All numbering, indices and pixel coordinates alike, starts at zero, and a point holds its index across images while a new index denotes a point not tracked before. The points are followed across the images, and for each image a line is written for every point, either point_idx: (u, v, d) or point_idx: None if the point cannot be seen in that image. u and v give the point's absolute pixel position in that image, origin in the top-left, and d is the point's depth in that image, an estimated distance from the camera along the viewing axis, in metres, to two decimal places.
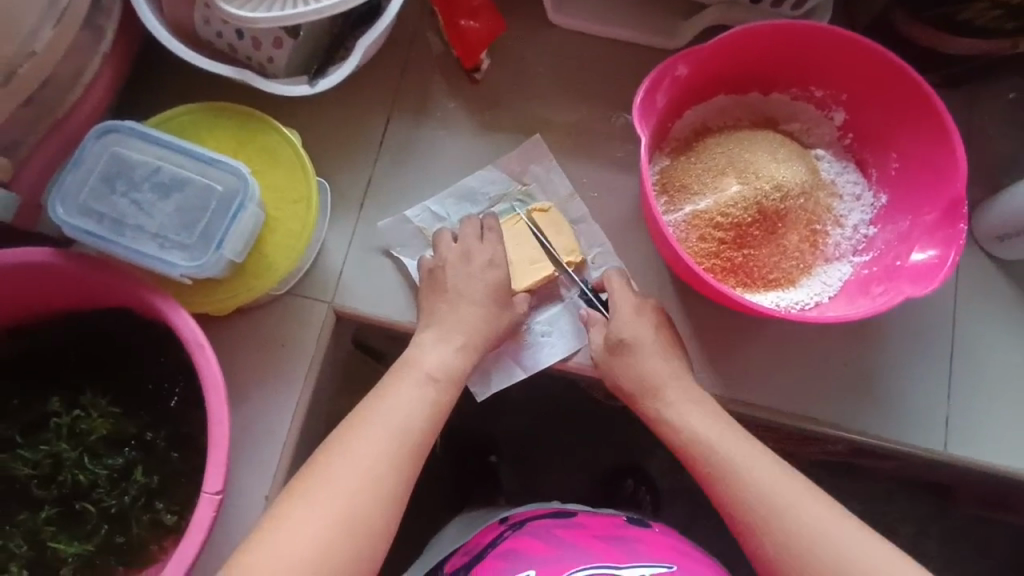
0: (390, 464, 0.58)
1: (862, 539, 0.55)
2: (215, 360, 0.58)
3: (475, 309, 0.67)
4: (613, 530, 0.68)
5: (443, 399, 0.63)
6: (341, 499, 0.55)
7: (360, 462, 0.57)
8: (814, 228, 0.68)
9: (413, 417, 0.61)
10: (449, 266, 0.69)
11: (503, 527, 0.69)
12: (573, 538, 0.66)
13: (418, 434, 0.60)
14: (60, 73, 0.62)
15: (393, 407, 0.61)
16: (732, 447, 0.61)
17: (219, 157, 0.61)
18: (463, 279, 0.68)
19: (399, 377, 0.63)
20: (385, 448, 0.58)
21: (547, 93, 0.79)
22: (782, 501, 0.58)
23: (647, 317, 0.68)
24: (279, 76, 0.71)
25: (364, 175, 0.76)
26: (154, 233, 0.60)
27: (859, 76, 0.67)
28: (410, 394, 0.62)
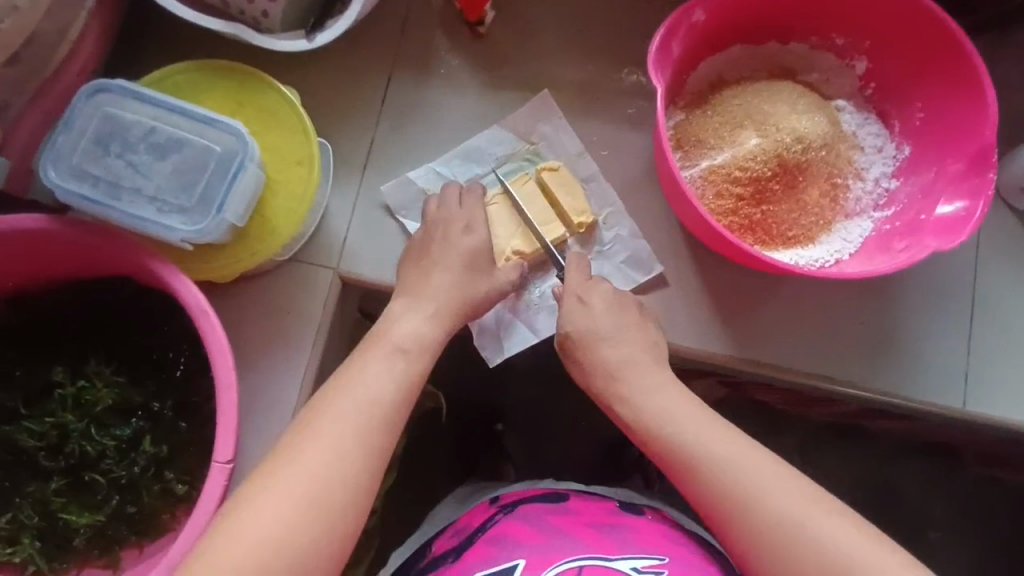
0: (359, 439, 0.54)
1: (833, 523, 0.53)
2: (219, 326, 0.57)
3: (448, 276, 0.64)
4: (609, 518, 0.66)
5: (415, 369, 0.60)
6: (308, 477, 0.52)
7: (328, 437, 0.54)
8: (834, 181, 0.65)
9: (383, 389, 0.57)
10: (452, 222, 0.67)
11: (493, 509, 0.69)
12: (564, 525, 0.64)
13: (388, 407, 0.57)
14: (47, 29, 0.59)
15: (358, 382, 0.57)
16: (701, 429, 0.59)
17: (216, 116, 0.59)
18: (464, 238, 0.66)
19: (368, 349, 0.60)
20: (354, 422, 0.55)
21: (554, 47, 0.76)
22: (753, 482, 0.55)
23: (598, 297, 0.66)
24: (275, 32, 0.67)
25: (366, 136, 0.74)
26: (152, 197, 0.58)
27: (884, 21, 0.64)
28: (378, 365, 0.58)
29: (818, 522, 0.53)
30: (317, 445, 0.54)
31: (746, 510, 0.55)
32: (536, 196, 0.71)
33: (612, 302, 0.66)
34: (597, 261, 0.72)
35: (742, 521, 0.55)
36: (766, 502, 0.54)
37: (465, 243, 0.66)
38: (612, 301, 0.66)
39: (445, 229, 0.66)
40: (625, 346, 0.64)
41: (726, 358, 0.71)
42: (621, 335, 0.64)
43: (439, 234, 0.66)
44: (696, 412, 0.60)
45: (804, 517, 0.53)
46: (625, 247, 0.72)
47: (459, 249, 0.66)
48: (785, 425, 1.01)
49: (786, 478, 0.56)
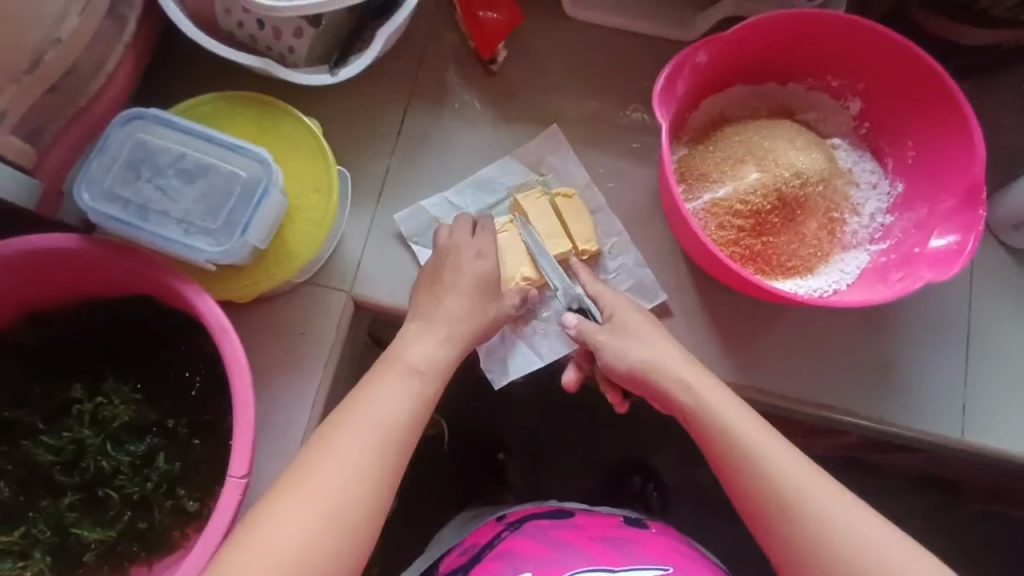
0: (373, 458, 0.56)
1: (868, 526, 0.54)
2: (238, 342, 0.59)
3: (459, 301, 0.66)
4: (611, 531, 0.68)
5: (428, 391, 0.61)
6: (326, 493, 0.53)
7: (345, 456, 0.55)
8: (832, 216, 0.68)
9: (397, 409, 0.59)
10: (461, 250, 0.68)
11: (501, 526, 0.70)
12: (570, 539, 0.66)
13: (401, 427, 0.58)
14: (85, 61, 0.63)
15: (375, 400, 0.59)
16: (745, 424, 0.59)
17: (243, 144, 0.62)
18: (474, 263, 0.68)
19: (382, 370, 0.61)
20: (369, 440, 0.56)
21: (563, 84, 0.80)
22: (799, 483, 0.56)
23: (627, 317, 0.66)
24: (299, 66, 0.71)
25: (382, 165, 0.77)
26: (179, 219, 0.60)
27: (876, 65, 0.68)
28: (393, 386, 0.60)
29: (854, 519, 0.55)
30: (335, 462, 0.55)
31: (783, 504, 0.56)
32: (547, 214, 0.73)
33: (642, 321, 0.66)
34: None
35: (784, 517, 0.55)
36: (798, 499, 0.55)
37: (474, 270, 0.67)
38: (646, 322, 0.66)
39: (456, 256, 0.68)
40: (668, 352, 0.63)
41: (731, 385, 0.72)
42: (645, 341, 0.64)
43: (451, 260, 0.68)
44: (736, 406, 0.60)
45: (838, 515, 0.55)
46: (630, 276, 0.74)
47: (471, 273, 0.67)
48: None
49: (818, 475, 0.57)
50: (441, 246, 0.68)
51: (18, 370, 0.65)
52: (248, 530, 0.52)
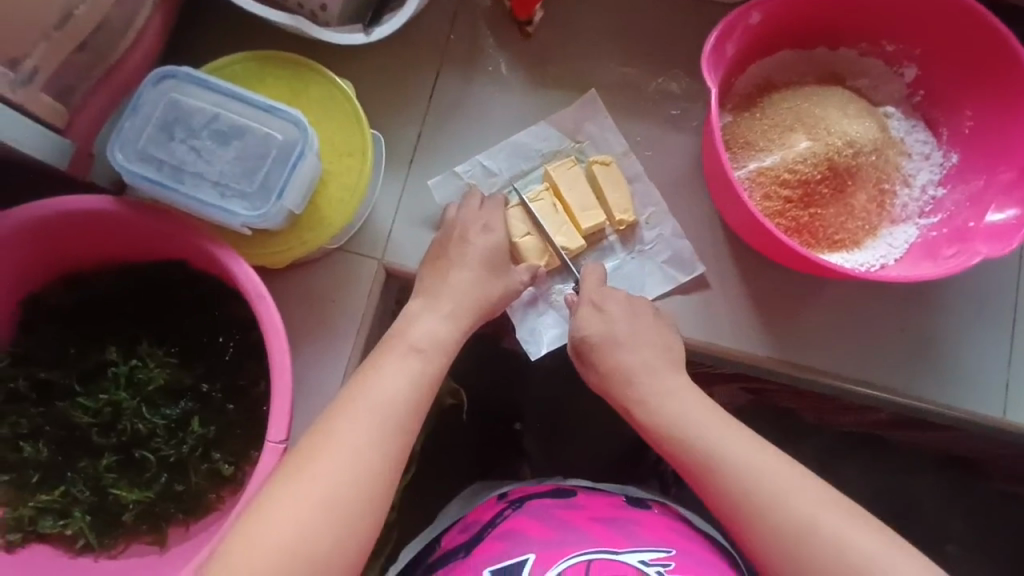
0: (375, 439, 0.55)
1: (850, 525, 0.54)
2: (275, 308, 0.58)
3: (466, 275, 0.66)
4: (611, 512, 0.68)
5: (430, 369, 0.61)
6: (330, 473, 0.53)
7: (347, 437, 0.54)
8: (882, 187, 0.65)
9: (400, 389, 0.58)
10: (469, 224, 0.68)
11: (502, 505, 0.70)
12: (573, 520, 0.66)
13: (403, 408, 0.57)
14: (116, 16, 0.61)
15: (382, 380, 0.58)
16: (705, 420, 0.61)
17: (277, 105, 0.60)
18: (483, 236, 0.68)
19: (383, 352, 0.61)
20: (371, 421, 0.56)
21: (601, 47, 0.77)
22: (772, 484, 0.56)
23: (614, 303, 0.67)
24: (331, 25, 0.69)
25: (414, 129, 0.75)
26: (215, 182, 0.59)
27: (936, 28, 0.64)
28: (395, 368, 0.59)
29: (835, 520, 0.54)
30: (334, 442, 0.54)
31: (760, 506, 0.56)
32: (580, 182, 0.71)
33: (626, 306, 0.67)
34: (639, 260, 0.73)
35: (749, 510, 0.56)
36: (775, 500, 0.56)
37: (479, 247, 0.67)
38: (629, 306, 0.67)
39: (463, 231, 0.68)
40: (637, 346, 0.65)
41: (768, 359, 0.71)
42: (620, 334, 0.66)
43: (457, 233, 0.68)
44: (697, 401, 0.62)
45: (817, 516, 0.54)
46: (667, 247, 0.73)
47: (477, 248, 0.67)
48: (805, 432, 0.98)
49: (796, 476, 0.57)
50: (449, 221, 0.68)
51: (53, 330, 0.65)
52: (255, 512, 0.51)
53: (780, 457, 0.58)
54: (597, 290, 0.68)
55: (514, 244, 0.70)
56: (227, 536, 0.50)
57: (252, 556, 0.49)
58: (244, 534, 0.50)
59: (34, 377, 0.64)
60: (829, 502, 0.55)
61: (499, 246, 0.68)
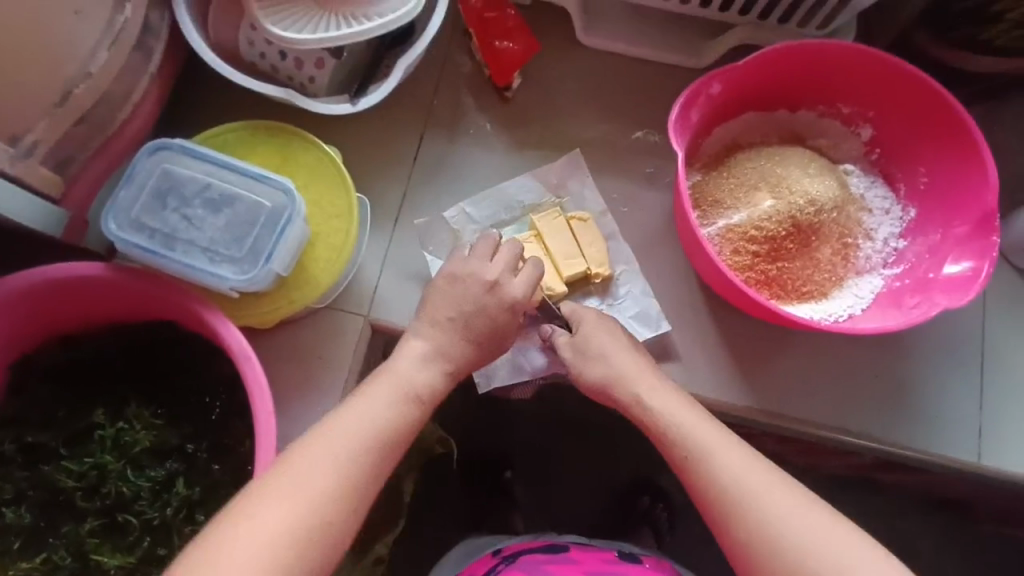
0: (350, 469, 0.53)
1: (852, 543, 0.53)
2: (262, 369, 0.59)
3: (479, 338, 0.62)
4: (602, 566, 0.68)
5: (418, 412, 0.59)
6: (302, 502, 0.51)
7: (323, 462, 0.53)
8: (845, 241, 0.69)
9: (383, 421, 0.56)
10: (499, 288, 0.64)
11: (496, 560, 0.70)
12: (562, 573, 0.66)
13: (384, 440, 0.56)
14: (114, 91, 0.64)
15: (366, 409, 0.56)
16: (712, 437, 0.59)
17: (268, 174, 0.63)
18: (508, 305, 0.63)
19: (373, 380, 0.59)
20: (346, 450, 0.54)
21: (577, 110, 0.81)
22: (772, 503, 0.55)
23: (610, 343, 0.65)
24: (319, 95, 0.73)
25: (399, 190, 0.78)
26: (205, 247, 0.61)
27: (887, 94, 0.69)
28: (382, 396, 0.57)
29: (837, 541, 0.53)
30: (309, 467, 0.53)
31: (763, 525, 0.55)
32: (564, 232, 0.74)
33: (622, 342, 0.66)
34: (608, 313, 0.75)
35: (756, 540, 0.55)
36: (777, 519, 0.55)
37: (469, 301, 0.63)
38: (622, 342, 0.66)
39: (490, 293, 0.63)
40: (626, 357, 0.64)
41: (747, 409, 0.73)
42: (613, 354, 0.65)
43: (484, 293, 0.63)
44: (699, 418, 0.60)
45: (820, 538, 0.54)
46: (636, 303, 0.75)
47: (469, 299, 0.63)
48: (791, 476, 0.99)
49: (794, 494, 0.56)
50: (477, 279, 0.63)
51: (46, 390, 0.66)
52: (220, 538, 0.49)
53: (777, 474, 0.57)
54: (593, 327, 0.66)
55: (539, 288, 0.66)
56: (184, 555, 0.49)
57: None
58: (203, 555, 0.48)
59: (20, 440, 0.64)
60: (833, 524, 0.54)
61: (485, 300, 0.63)
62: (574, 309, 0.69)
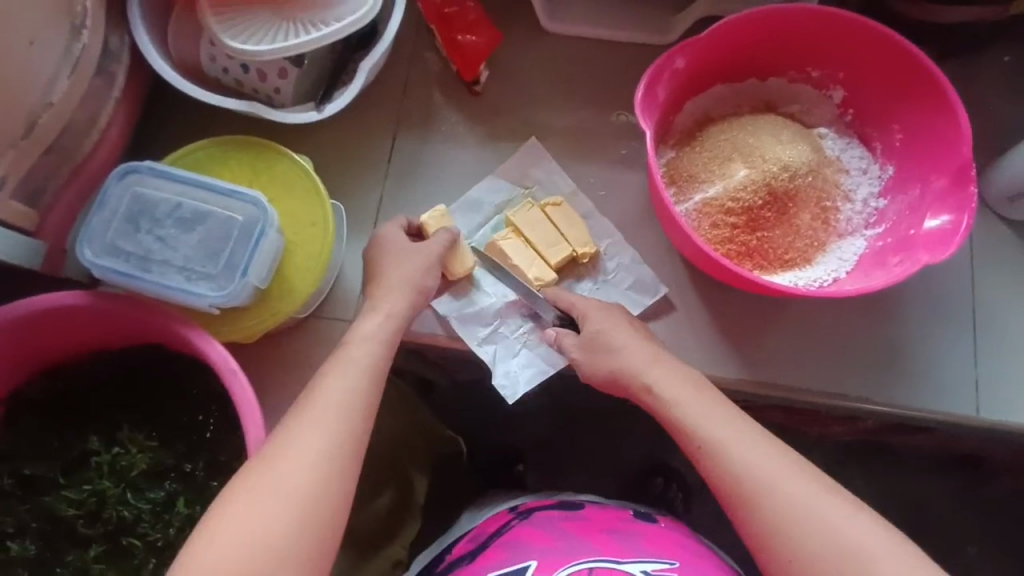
0: (326, 431, 0.53)
1: (864, 526, 0.52)
2: (247, 382, 0.59)
3: (394, 277, 0.65)
4: (618, 524, 0.67)
5: (381, 363, 0.59)
6: (275, 482, 0.51)
7: (303, 430, 0.53)
8: (824, 204, 0.68)
9: (354, 382, 0.57)
10: (392, 236, 0.68)
11: (512, 515, 0.69)
12: (577, 530, 0.65)
13: (358, 397, 0.56)
14: (78, 120, 0.65)
15: (336, 374, 0.57)
16: (730, 432, 0.57)
17: (236, 188, 0.63)
18: (409, 247, 0.67)
19: (339, 351, 0.60)
20: (320, 416, 0.54)
21: (547, 97, 0.81)
22: (784, 486, 0.54)
23: (614, 330, 0.66)
24: (286, 105, 0.73)
25: (375, 193, 0.78)
26: (180, 266, 0.61)
27: (855, 53, 0.68)
28: (349, 362, 0.58)
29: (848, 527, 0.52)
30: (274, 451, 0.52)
31: (775, 506, 0.53)
32: (541, 221, 0.73)
33: (631, 331, 0.66)
34: (604, 290, 0.75)
35: (779, 536, 0.53)
36: (782, 496, 0.53)
37: (416, 263, 0.66)
38: (628, 337, 0.65)
39: (390, 243, 0.68)
40: (631, 349, 0.64)
41: (740, 383, 0.72)
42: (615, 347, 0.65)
43: (385, 245, 0.67)
44: (718, 411, 0.59)
45: (829, 517, 0.52)
46: (629, 274, 0.75)
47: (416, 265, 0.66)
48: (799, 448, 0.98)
49: (806, 478, 0.54)
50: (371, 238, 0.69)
51: (37, 423, 0.66)
52: (211, 521, 0.49)
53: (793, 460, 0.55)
54: (604, 324, 0.66)
55: (421, 227, 0.71)
56: (184, 549, 0.49)
57: (213, 561, 0.47)
58: (202, 543, 0.48)
59: (18, 474, 0.65)
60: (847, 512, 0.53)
61: (432, 263, 0.67)
62: (569, 302, 0.69)
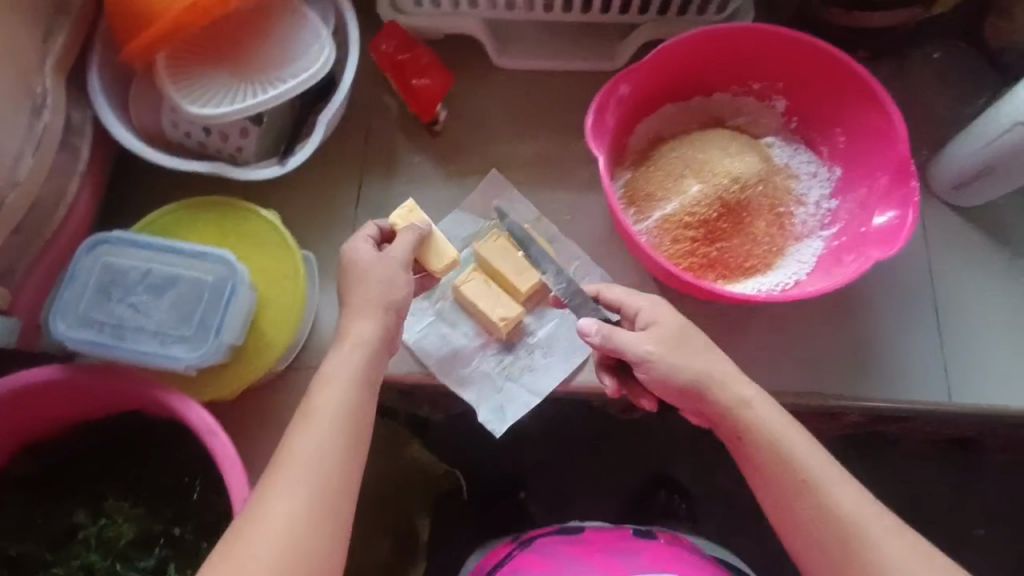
0: (310, 491, 0.53)
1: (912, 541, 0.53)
2: (229, 441, 0.59)
3: (366, 295, 0.63)
4: (617, 543, 0.68)
5: (357, 409, 0.58)
6: (263, 551, 0.50)
7: (285, 492, 0.53)
8: (778, 210, 0.70)
9: (330, 434, 0.56)
10: (359, 249, 0.66)
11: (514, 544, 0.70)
12: (574, 553, 0.67)
13: (337, 449, 0.56)
14: (45, 197, 0.66)
15: (311, 429, 0.56)
16: (807, 447, 0.57)
17: (206, 248, 0.64)
18: (377, 261, 0.65)
19: (311, 400, 0.58)
20: (302, 475, 0.54)
21: (504, 131, 0.83)
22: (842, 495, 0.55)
23: (692, 339, 0.62)
24: (249, 162, 0.75)
25: (345, 239, 0.79)
26: (154, 331, 0.62)
27: (791, 64, 0.71)
28: (323, 413, 0.57)
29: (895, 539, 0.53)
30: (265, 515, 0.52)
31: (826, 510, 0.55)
32: (508, 251, 0.73)
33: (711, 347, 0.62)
34: None
35: (827, 543, 0.54)
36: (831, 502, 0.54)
37: (385, 278, 0.64)
38: (703, 343, 0.62)
39: (358, 257, 0.65)
40: (715, 360, 0.61)
41: None
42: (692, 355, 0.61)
43: (354, 260, 0.65)
44: (795, 427, 0.58)
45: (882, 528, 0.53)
46: None
47: (379, 278, 0.64)
48: None
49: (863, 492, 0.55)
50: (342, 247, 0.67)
51: (21, 501, 0.66)
52: None
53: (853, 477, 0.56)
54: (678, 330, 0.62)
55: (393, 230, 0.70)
56: None
57: None
58: None
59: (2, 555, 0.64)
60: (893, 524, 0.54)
61: (399, 275, 0.65)
62: (638, 305, 0.64)
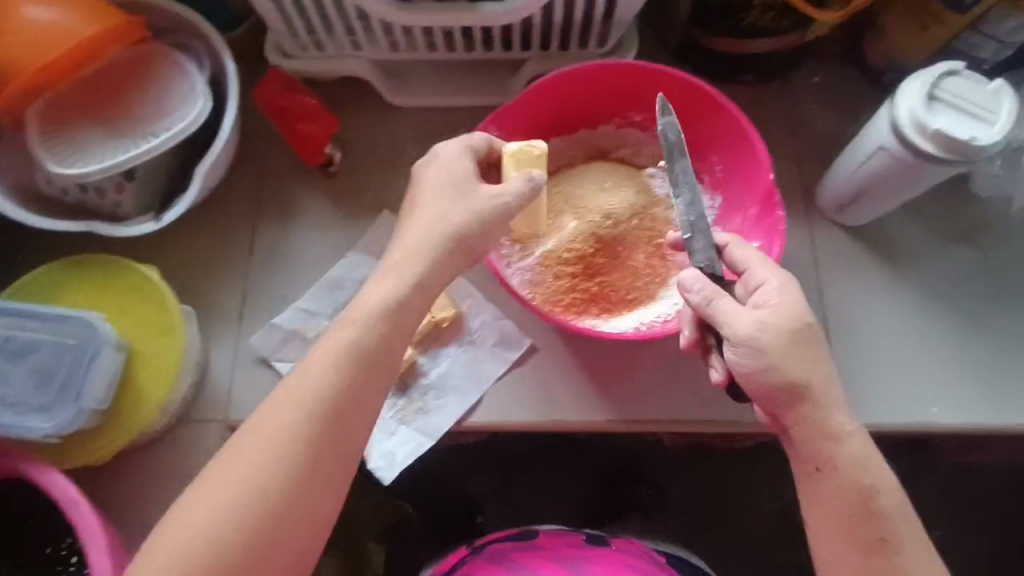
0: (236, 499, 0.52)
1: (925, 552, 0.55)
2: (91, 514, 0.58)
3: (423, 225, 0.60)
4: (568, 549, 0.69)
5: (309, 425, 0.54)
6: (174, 548, 0.51)
7: (217, 492, 0.52)
8: (657, 242, 0.71)
9: (275, 443, 0.54)
10: (427, 180, 0.62)
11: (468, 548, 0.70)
12: (526, 561, 0.67)
13: (278, 462, 0.53)
14: None
15: (258, 434, 0.54)
16: (855, 454, 0.55)
17: (66, 312, 0.63)
18: (433, 194, 0.61)
19: (276, 397, 0.56)
20: (233, 482, 0.53)
21: (398, 169, 0.83)
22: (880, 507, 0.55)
23: (806, 337, 0.56)
24: (129, 217, 0.74)
25: (239, 287, 0.78)
26: (13, 400, 0.62)
27: (665, 96, 0.72)
28: (276, 418, 0.54)
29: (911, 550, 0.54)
30: (221, 518, 0.52)
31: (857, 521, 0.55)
32: None
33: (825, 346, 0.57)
34: (472, 351, 0.75)
35: (843, 554, 0.55)
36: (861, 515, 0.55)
37: (435, 209, 0.60)
38: (816, 335, 0.56)
39: (418, 192, 0.62)
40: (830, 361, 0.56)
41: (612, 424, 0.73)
42: (801, 358, 0.55)
43: (414, 195, 0.62)
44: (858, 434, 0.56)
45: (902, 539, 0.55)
46: (494, 330, 0.76)
47: (433, 213, 0.60)
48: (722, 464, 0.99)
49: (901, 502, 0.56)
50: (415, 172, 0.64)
51: None
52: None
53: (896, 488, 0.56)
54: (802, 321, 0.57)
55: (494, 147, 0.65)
56: None
57: None
58: None
59: None
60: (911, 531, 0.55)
61: (445, 208, 0.60)
62: (763, 278, 0.58)
